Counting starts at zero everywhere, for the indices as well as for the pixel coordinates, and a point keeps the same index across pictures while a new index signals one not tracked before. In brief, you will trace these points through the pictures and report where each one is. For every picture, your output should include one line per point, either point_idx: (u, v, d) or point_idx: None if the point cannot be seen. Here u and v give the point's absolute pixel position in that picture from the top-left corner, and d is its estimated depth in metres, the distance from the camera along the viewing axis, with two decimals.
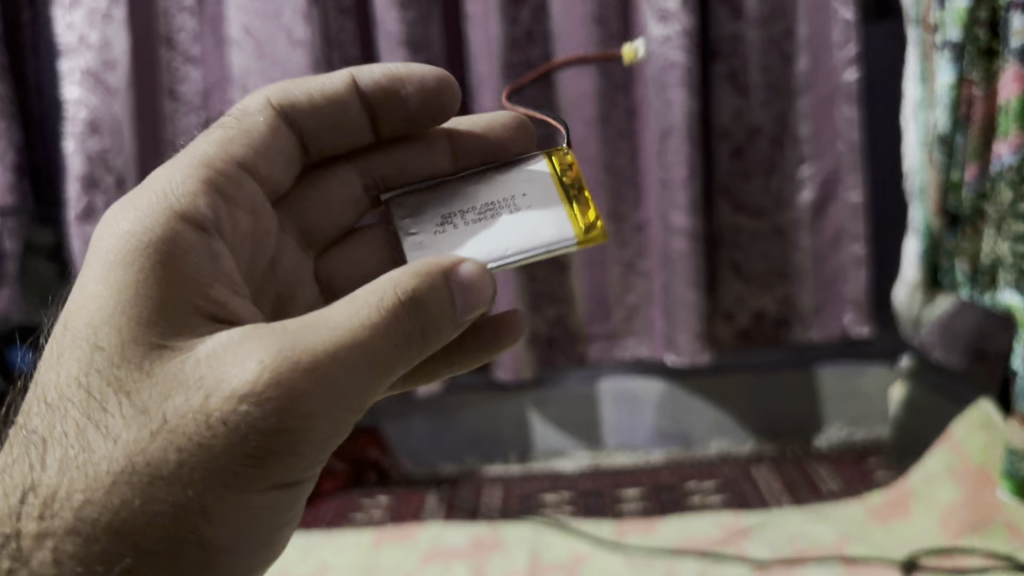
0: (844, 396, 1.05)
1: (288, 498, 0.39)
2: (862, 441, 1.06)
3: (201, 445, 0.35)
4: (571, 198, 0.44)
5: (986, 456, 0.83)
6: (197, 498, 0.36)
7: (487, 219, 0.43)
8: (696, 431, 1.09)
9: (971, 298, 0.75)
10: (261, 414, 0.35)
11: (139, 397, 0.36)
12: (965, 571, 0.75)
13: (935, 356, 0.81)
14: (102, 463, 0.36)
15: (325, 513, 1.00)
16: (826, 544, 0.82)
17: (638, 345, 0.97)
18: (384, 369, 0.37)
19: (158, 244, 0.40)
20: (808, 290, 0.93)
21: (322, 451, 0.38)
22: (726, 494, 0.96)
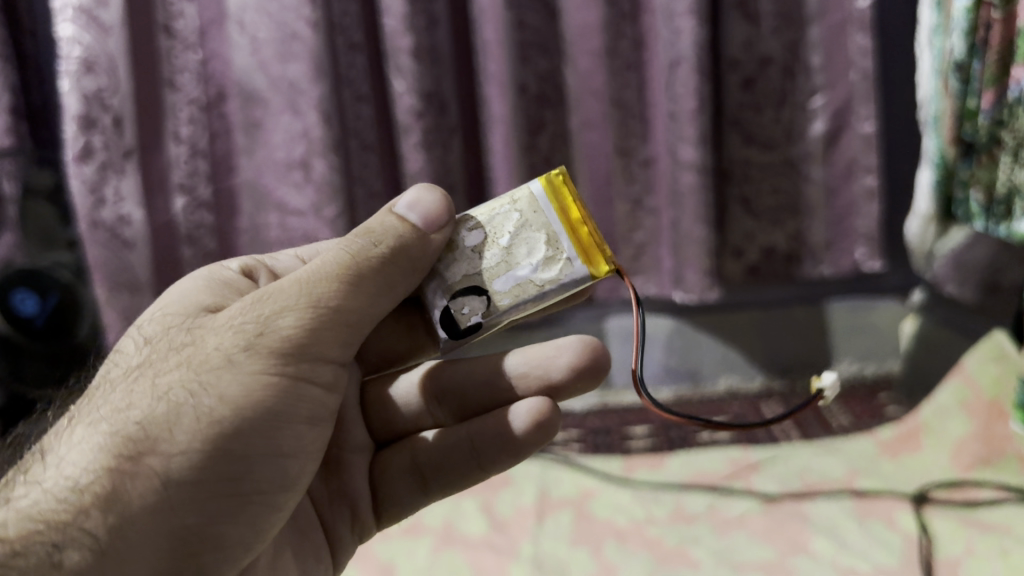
0: (855, 330, 1.05)
1: (283, 416, 0.43)
2: (872, 374, 1.05)
3: (196, 346, 0.43)
4: (568, 216, 0.46)
5: (998, 387, 0.82)
6: (196, 375, 0.41)
7: (491, 240, 0.46)
8: (704, 368, 1.08)
9: (986, 229, 0.73)
10: (246, 312, 0.43)
11: (156, 344, 0.45)
12: (976, 504, 0.74)
13: (948, 288, 0.89)
14: (116, 389, 0.43)
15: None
16: (835, 478, 0.82)
17: (647, 284, 0.97)
18: (357, 284, 0.45)
19: (206, 285, 0.50)
20: (820, 225, 0.92)
21: (308, 363, 0.44)
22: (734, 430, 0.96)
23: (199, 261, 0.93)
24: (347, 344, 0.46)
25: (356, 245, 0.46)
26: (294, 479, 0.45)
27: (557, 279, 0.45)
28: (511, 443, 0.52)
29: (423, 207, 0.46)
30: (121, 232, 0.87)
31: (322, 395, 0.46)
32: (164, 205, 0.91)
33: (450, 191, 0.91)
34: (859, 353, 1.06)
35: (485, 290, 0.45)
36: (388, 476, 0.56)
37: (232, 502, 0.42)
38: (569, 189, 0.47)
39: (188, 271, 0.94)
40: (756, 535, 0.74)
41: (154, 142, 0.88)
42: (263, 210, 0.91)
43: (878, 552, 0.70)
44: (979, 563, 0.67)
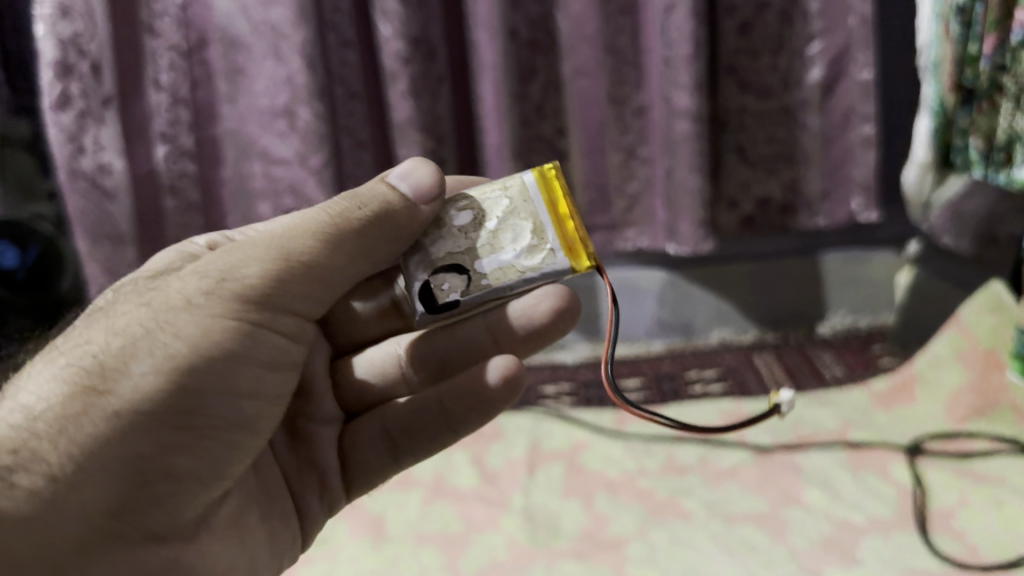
0: (849, 281, 1.04)
1: (242, 359, 0.42)
2: (865, 326, 1.05)
3: (157, 292, 0.42)
4: (557, 210, 0.44)
5: (994, 338, 0.82)
6: (154, 315, 0.41)
7: (477, 224, 0.44)
8: (696, 320, 1.08)
9: (984, 177, 0.72)
10: (209, 262, 0.43)
11: (116, 297, 0.44)
12: (970, 455, 0.75)
13: (944, 241, 0.87)
14: (71, 335, 0.42)
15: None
16: (827, 430, 0.81)
17: (640, 236, 0.96)
18: (329, 240, 0.44)
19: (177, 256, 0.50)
20: (815, 174, 0.91)
21: (270, 310, 0.43)
22: (727, 383, 0.95)
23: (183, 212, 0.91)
24: (314, 300, 0.46)
25: (339, 206, 0.45)
26: (250, 424, 0.44)
27: (538, 269, 0.43)
28: (480, 401, 0.51)
29: (416, 179, 0.45)
30: (103, 182, 0.85)
31: (281, 345, 0.45)
32: (146, 154, 0.89)
33: (440, 140, 0.89)
34: (851, 305, 1.06)
35: (467, 270, 0.44)
36: (358, 444, 0.56)
37: (190, 438, 0.40)
38: (561, 182, 0.45)
39: (172, 222, 0.91)
40: (748, 487, 0.74)
41: (134, 89, 0.86)
42: (248, 159, 0.90)
43: (873, 503, 0.70)
44: (972, 514, 0.67)
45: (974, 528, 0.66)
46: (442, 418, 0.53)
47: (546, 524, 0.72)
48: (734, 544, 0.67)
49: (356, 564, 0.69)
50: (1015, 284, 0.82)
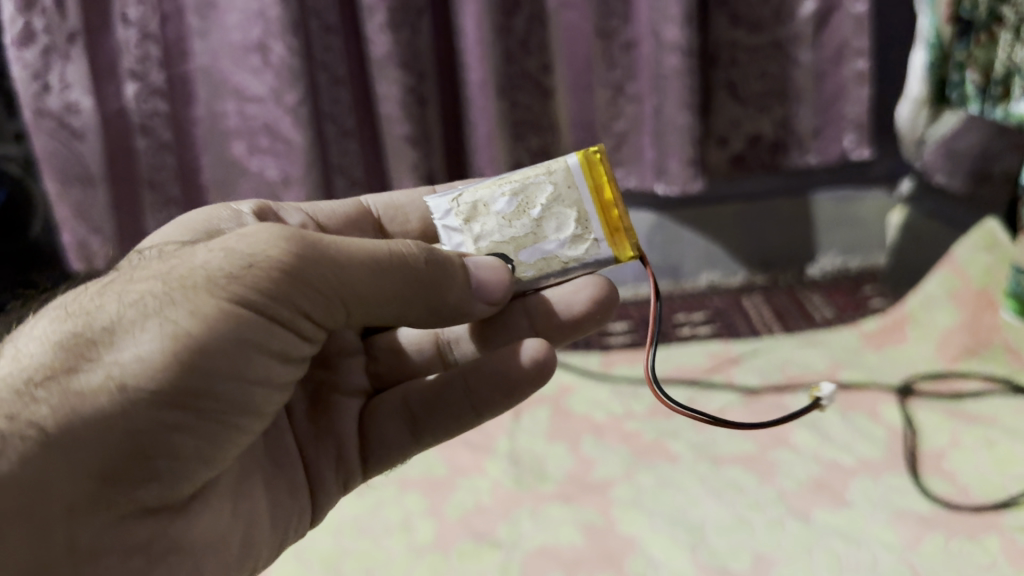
0: (837, 222, 1.14)
1: (252, 346, 0.42)
2: (855, 267, 1.14)
3: (182, 263, 0.42)
4: (600, 202, 0.51)
5: (988, 276, 0.83)
6: (170, 289, 0.40)
7: (521, 213, 0.51)
8: (683, 263, 1.17)
9: (981, 113, 0.70)
10: (235, 242, 0.42)
11: (137, 266, 0.44)
12: (962, 396, 0.77)
13: (937, 178, 0.84)
14: (81, 295, 0.42)
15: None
16: (817, 370, 0.84)
17: (627, 175, 0.98)
18: (376, 263, 0.45)
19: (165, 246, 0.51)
20: (808, 110, 0.93)
21: (296, 306, 0.43)
22: (714, 325, 1.04)
23: (155, 151, 0.95)
24: (337, 315, 0.45)
25: (400, 248, 0.46)
26: (254, 409, 0.44)
27: (583, 257, 0.51)
28: (509, 383, 0.53)
29: (484, 272, 0.50)
30: (70, 120, 0.90)
31: (292, 341, 0.44)
32: (115, 92, 0.93)
33: (421, 77, 0.88)
34: (842, 246, 1.16)
35: (512, 259, 0.52)
36: (378, 420, 0.59)
37: (191, 417, 0.40)
38: (604, 163, 0.51)
39: (144, 161, 0.95)
40: (738, 431, 0.75)
41: (101, 24, 0.89)
42: (220, 96, 0.92)
43: (866, 446, 0.72)
44: (963, 454, 0.69)
45: (964, 469, 0.68)
46: (468, 400, 0.56)
47: (529, 468, 0.72)
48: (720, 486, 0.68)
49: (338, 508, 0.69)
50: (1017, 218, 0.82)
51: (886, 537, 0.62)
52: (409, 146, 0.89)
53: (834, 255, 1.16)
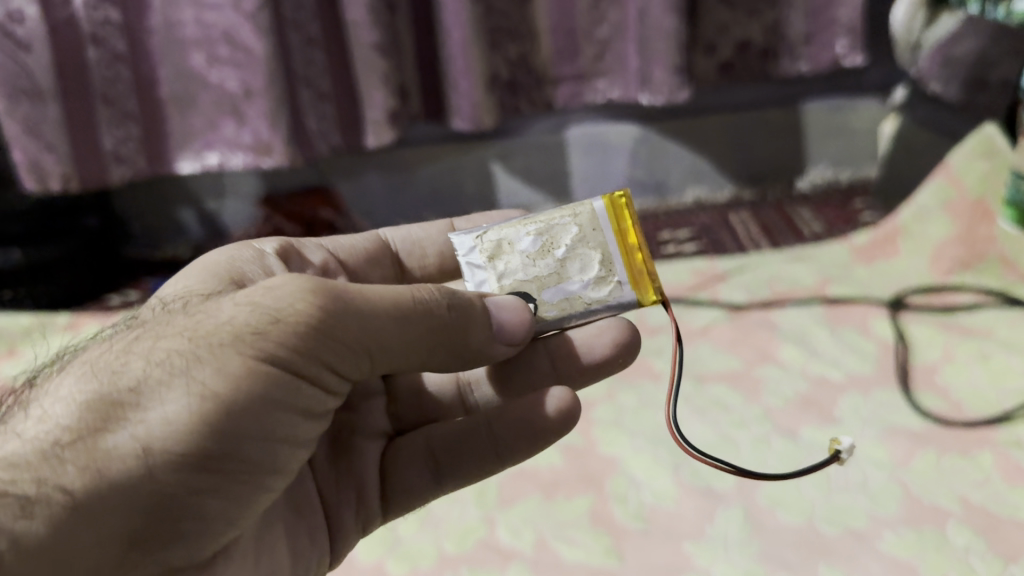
0: (831, 130, 1.74)
1: (278, 404, 0.55)
2: (847, 179, 1.78)
3: (209, 326, 0.55)
4: (621, 241, 0.73)
5: (985, 186, 1.23)
6: (196, 352, 0.53)
7: (547, 253, 0.73)
8: (666, 178, 1.78)
9: (979, 11, 1.07)
10: (264, 298, 0.55)
11: (173, 317, 0.58)
12: (956, 310, 1.17)
13: (933, 85, 1.16)
14: (109, 356, 0.56)
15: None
16: (805, 287, 1.28)
17: (609, 83, 1.44)
18: (396, 319, 0.58)
19: (222, 273, 0.76)
20: (798, 17, 1.37)
21: (319, 363, 0.56)
22: (698, 243, 1.60)
23: (107, 60, 1.28)
24: (365, 365, 0.59)
25: (425, 296, 0.60)
26: (275, 467, 0.57)
27: (607, 297, 0.72)
28: (532, 434, 0.72)
29: (508, 313, 0.65)
30: (14, 30, 1.20)
31: (316, 396, 0.59)
32: (65, 5, 1.23)
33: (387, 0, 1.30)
34: (834, 161, 1.78)
35: (537, 296, 0.72)
36: (402, 462, 0.78)
37: (211, 477, 0.53)
38: (626, 207, 0.74)
39: (99, 72, 1.28)
40: (719, 347, 1.15)
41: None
42: (176, 5, 1.26)
43: (854, 361, 1.09)
44: (956, 370, 1.05)
45: (958, 385, 1.03)
46: (493, 453, 0.74)
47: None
48: (704, 403, 1.04)
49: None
50: (1008, 132, 1.20)
51: (878, 455, 0.93)
52: (376, 51, 1.30)
53: (824, 168, 1.78)
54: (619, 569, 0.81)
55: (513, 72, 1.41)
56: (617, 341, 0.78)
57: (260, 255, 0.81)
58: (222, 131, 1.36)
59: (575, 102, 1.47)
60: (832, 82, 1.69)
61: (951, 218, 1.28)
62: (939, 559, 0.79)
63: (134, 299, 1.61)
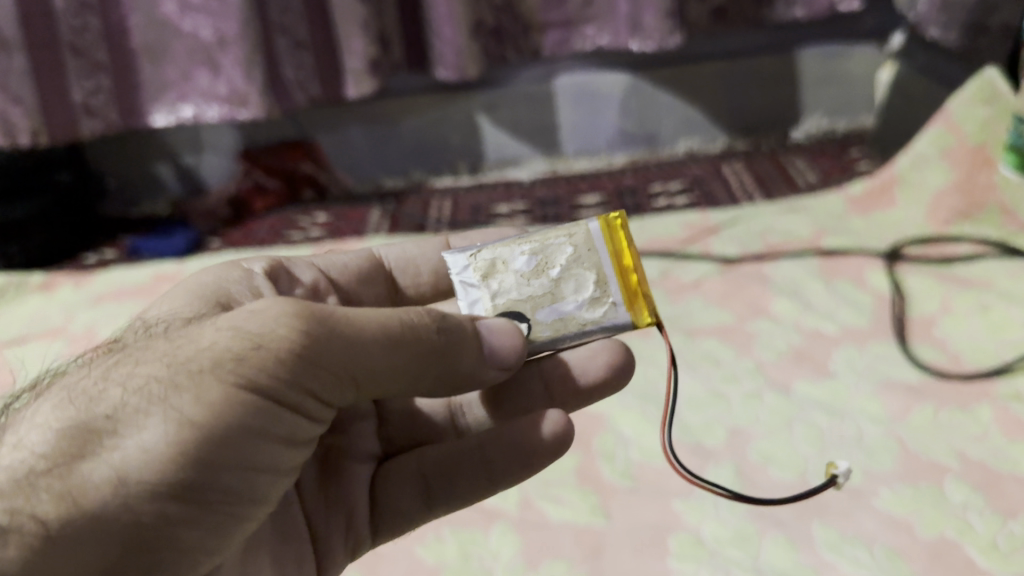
0: (825, 80, 1.92)
1: (262, 434, 0.53)
2: (841, 126, 1.97)
3: (185, 356, 0.53)
4: (620, 274, 0.71)
5: (984, 133, 1.31)
6: (174, 376, 0.51)
7: (540, 272, 0.70)
8: (662, 131, 1.97)
9: None
10: (248, 323, 0.54)
11: (146, 349, 0.56)
12: (956, 260, 1.26)
13: (932, 31, 1.34)
14: (87, 383, 0.54)
15: (262, 232, 1.85)
16: (805, 236, 1.38)
17: (598, 34, 1.58)
18: (392, 341, 0.58)
19: (200, 293, 0.73)
20: None
21: (305, 388, 0.55)
22: (688, 197, 1.77)
23: (75, 10, 1.43)
24: (358, 380, 0.58)
25: (419, 318, 0.60)
26: (259, 497, 0.56)
27: (600, 318, 0.69)
28: (528, 457, 0.69)
29: (502, 340, 0.65)
30: None
31: (296, 425, 0.57)
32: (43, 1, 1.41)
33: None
34: (828, 110, 1.97)
35: (528, 318, 0.69)
36: (393, 483, 0.76)
37: (196, 514, 0.51)
38: (623, 229, 0.72)
39: (68, 22, 1.44)
40: (712, 304, 1.23)
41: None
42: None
43: (849, 314, 1.18)
44: (954, 320, 1.15)
45: (954, 337, 1.12)
46: (482, 466, 0.71)
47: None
48: (694, 356, 1.12)
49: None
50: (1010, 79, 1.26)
51: (875, 408, 1.01)
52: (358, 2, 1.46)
53: (820, 117, 1.98)
54: (605, 525, 0.87)
55: (497, 19, 1.56)
56: (620, 360, 0.74)
57: (247, 291, 0.76)
58: (196, 80, 1.53)
59: (562, 50, 1.61)
60: (826, 29, 1.85)
61: (948, 165, 1.37)
62: (937, 515, 0.86)
63: (109, 257, 1.83)
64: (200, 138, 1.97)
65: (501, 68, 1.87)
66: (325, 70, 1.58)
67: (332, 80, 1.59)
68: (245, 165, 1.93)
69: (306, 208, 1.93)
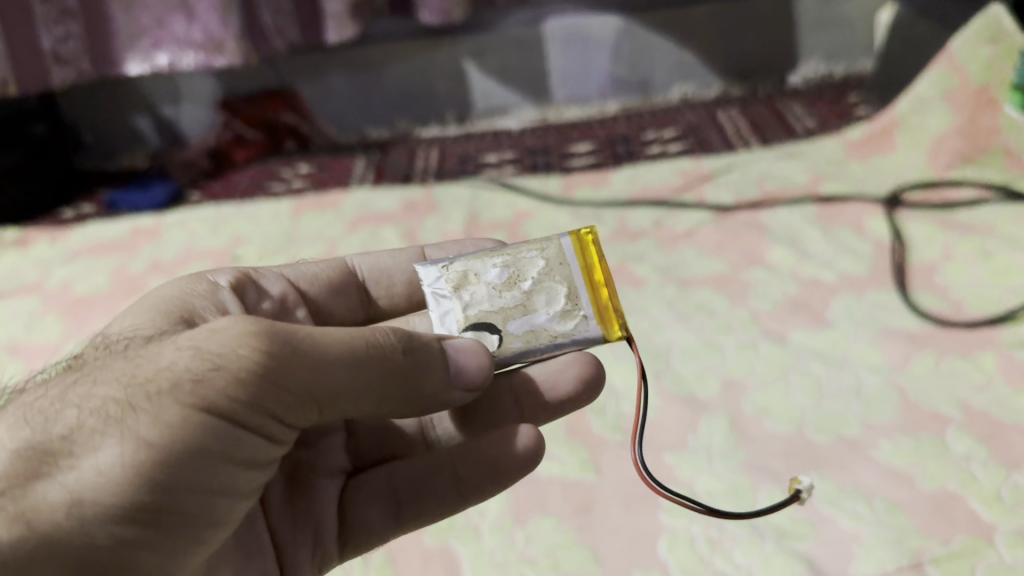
0: (820, 27, 1.99)
1: (219, 453, 0.60)
2: (840, 73, 2.04)
3: (158, 368, 0.60)
4: (591, 287, 0.77)
5: (987, 75, 1.47)
6: (137, 395, 0.59)
7: (512, 286, 0.76)
8: (653, 77, 2.05)
9: None
10: (210, 343, 0.60)
11: (141, 342, 0.66)
12: (955, 202, 1.41)
13: None
14: (63, 392, 0.61)
15: (243, 182, 1.93)
16: (797, 183, 1.55)
17: None
18: (353, 364, 0.64)
19: (161, 308, 0.72)
20: None
21: (259, 411, 0.61)
22: (682, 143, 1.86)
23: None
24: (317, 403, 0.63)
25: (378, 341, 0.66)
26: (215, 517, 0.63)
27: (574, 332, 0.76)
28: (496, 472, 0.76)
29: (466, 358, 0.70)
30: None
31: (257, 444, 0.63)
32: None
33: None
34: (826, 57, 2.03)
35: (499, 330, 0.75)
36: (361, 502, 0.81)
37: (147, 533, 0.58)
38: (593, 242, 0.78)
39: None
40: (704, 247, 1.41)
41: None
42: None
43: (848, 262, 1.32)
44: (950, 266, 1.29)
45: (960, 276, 1.26)
46: (455, 483, 0.78)
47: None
48: (689, 308, 1.27)
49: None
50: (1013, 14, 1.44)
51: (872, 353, 1.14)
52: None
53: (818, 64, 2.04)
54: (595, 480, 0.98)
55: None
56: (589, 372, 0.81)
57: (204, 299, 0.76)
58: (171, 27, 1.60)
59: None
60: None
61: (952, 106, 1.53)
62: (938, 465, 0.96)
63: (87, 212, 1.91)
64: (179, 90, 2.05)
65: (490, 12, 1.93)
66: (307, 15, 1.63)
67: (312, 25, 1.65)
68: (225, 116, 2.00)
69: (286, 159, 2.01)
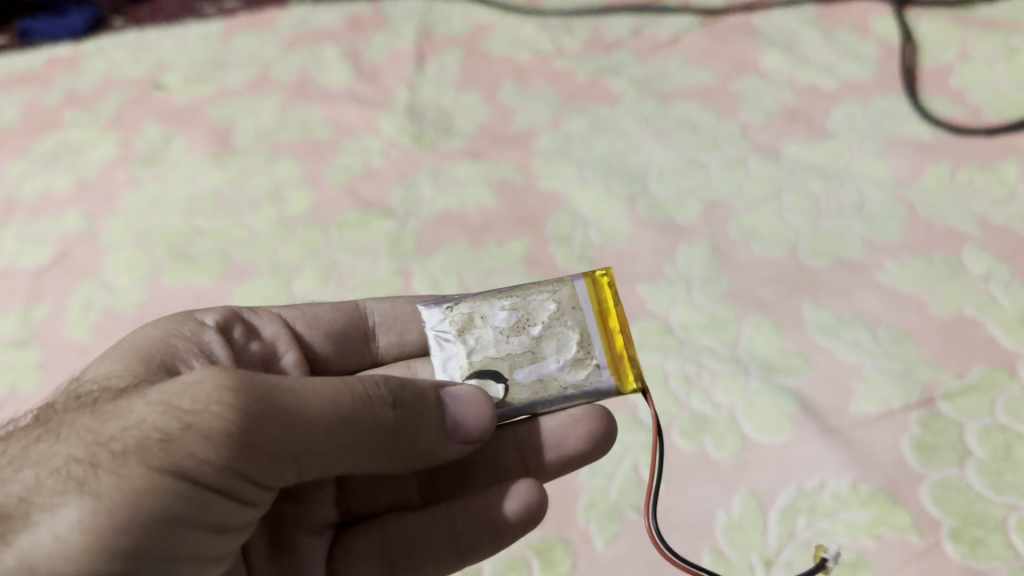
0: None
1: (191, 520, 0.48)
2: None
3: (122, 425, 0.48)
4: (605, 332, 0.63)
5: None
6: (99, 454, 0.47)
7: (521, 331, 0.62)
8: None
9: None
10: (182, 398, 0.48)
11: (107, 399, 0.54)
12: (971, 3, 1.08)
13: None
14: (20, 450, 0.50)
15: (171, 6, 1.34)
16: None
17: None
18: (347, 423, 0.51)
19: (135, 352, 0.61)
20: None
21: (240, 475, 0.49)
22: None
23: None
24: (305, 469, 0.51)
25: (375, 393, 0.53)
26: None
27: (584, 383, 0.62)
28: (494, 529, 0.61)
29: (466, 409, 0.56)
30: None
31: (238, 513, 0.51)
32: None
33: None
34: None
35: (506, 378, 0.61)
36: (355, 553, 0.66)
37: None
38: (610, 279, 0.64)
39: None
40: (688, 60, 1.09)
41: None
42: None
43: (851, 65, 1.04)
44: (967, 72, 1.02)
45: (970, 87, 1.00)
46: (450, 543, 0.63)
47: (434, 126, 1.07)
48: (669, 125, 1.02)
49: (194, 184, 1.03)
50: None
51: (875, 169, 0.93)
52: None
53: None
54: None
55: None
56: (602, 423, 0.65)
57: (186, 339, 0.64)
58: None
59: None
60: None
61: None
62: (952, 290, 0.81)
63: None
64: None
65: None
66: None
67: None
68: None
69: None
